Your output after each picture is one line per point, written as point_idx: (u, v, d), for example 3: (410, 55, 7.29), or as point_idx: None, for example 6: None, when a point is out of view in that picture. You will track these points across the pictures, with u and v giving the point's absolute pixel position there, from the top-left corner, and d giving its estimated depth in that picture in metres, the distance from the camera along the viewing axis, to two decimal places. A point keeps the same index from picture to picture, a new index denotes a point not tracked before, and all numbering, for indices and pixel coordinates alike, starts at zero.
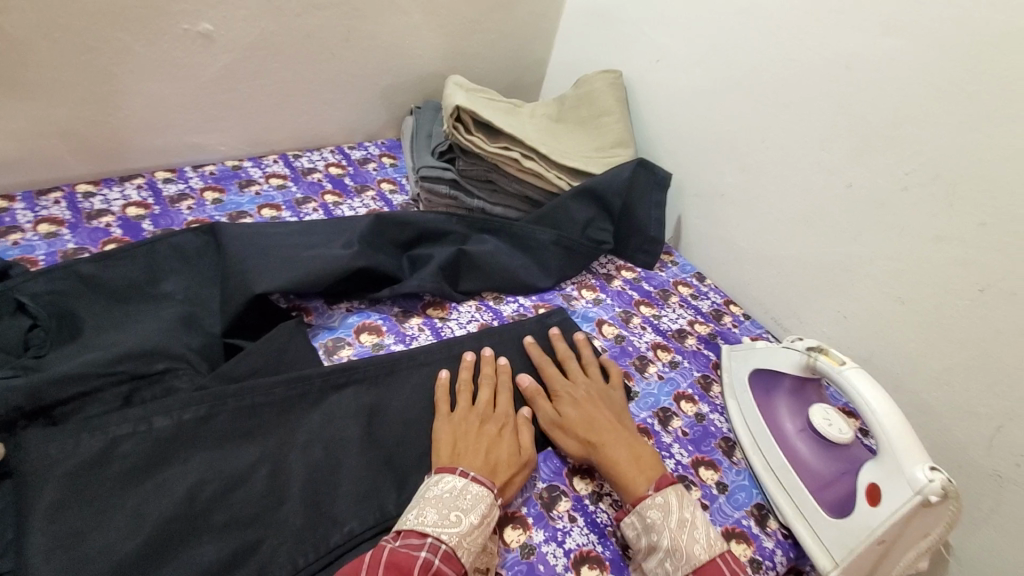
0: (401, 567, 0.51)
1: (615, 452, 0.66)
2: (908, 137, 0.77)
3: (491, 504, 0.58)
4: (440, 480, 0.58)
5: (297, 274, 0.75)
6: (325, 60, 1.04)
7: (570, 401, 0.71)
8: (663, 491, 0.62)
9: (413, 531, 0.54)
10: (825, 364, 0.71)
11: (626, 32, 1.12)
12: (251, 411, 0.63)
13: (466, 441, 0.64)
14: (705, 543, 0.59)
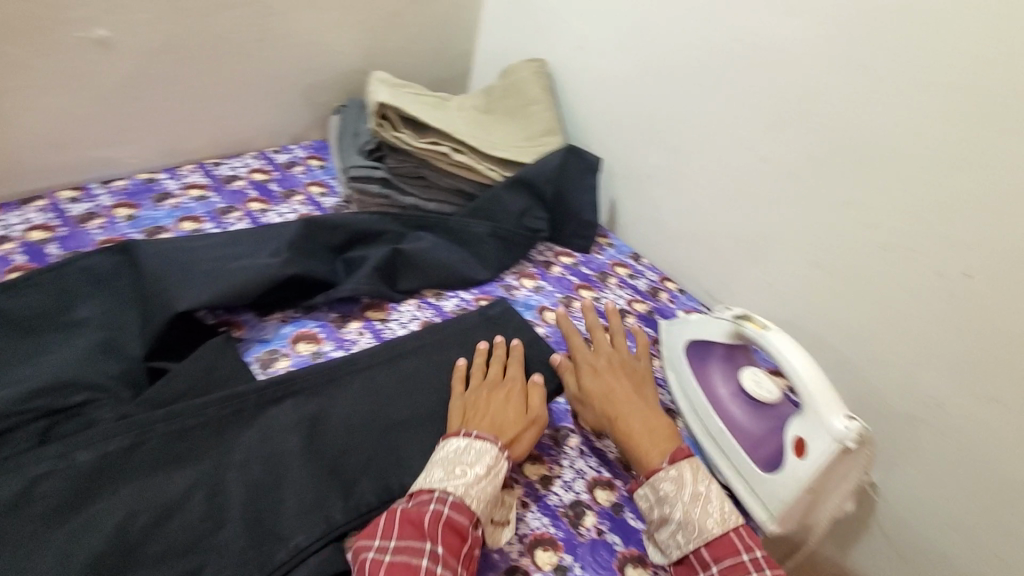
0: (413, 520, 0.55)
1: (631, 424, 0.69)
2: (809, 110, 0.82)
3: (498, 455, 0.61)
4: (447, 444, 0.62)
5: (224, 287, 0.72)
6: (239, 63, 1.00)
7: (590, 373, 0.74)
8: (678, 464, 0.64)
9: (423, 489, 0.58)
10: (751, 330, 0.74)
11: (546, 21, 1.13)
12: (181, 435, 0.61)
13: (475, 409, 0.68)
14: (718, 517, 0.61)
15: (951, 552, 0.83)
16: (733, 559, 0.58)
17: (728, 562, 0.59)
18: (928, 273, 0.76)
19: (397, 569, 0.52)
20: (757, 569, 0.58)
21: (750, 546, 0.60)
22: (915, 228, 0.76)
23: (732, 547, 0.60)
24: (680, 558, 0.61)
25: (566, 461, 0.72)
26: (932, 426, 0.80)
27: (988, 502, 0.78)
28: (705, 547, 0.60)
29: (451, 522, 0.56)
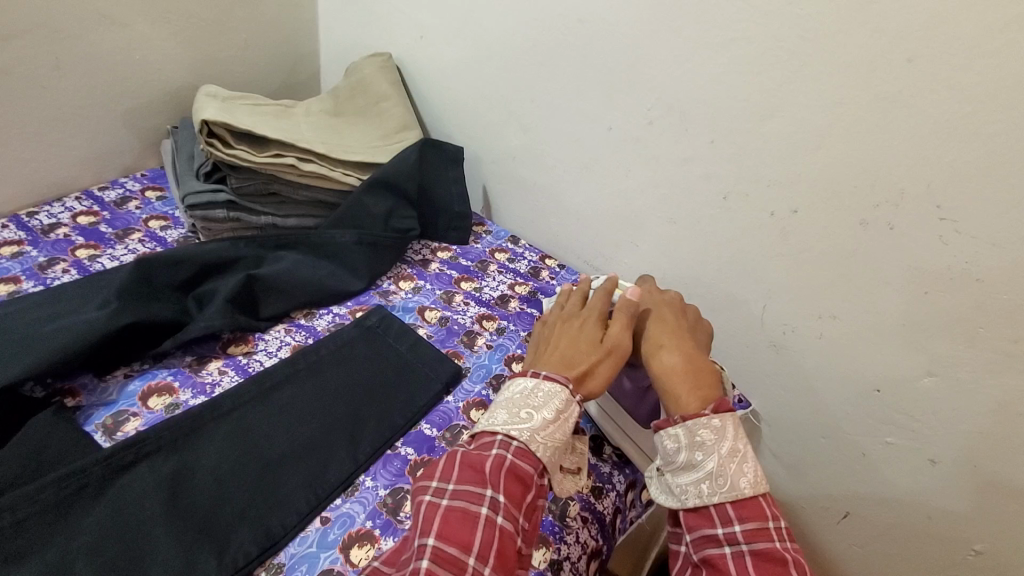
0: (474, 465, 0.54)
1: (680, 363, 0.64)
2: (641, 76, 0.85)
3: (567, 399, 0.60)
4: (512, 384, 0.62)
5: (41, 353, 0.64)
6: (32, 96, 0.87)
7: (654, 311, 0.71)
8: (722, 416, 0.59)
9: (486, 431, 0.58)
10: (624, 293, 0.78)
11: (383, 12, 1.09)
12: (13, 530, 0.54)
13: (552, 343, 0.67)
14: (753, 480, 0.56)
15: (825, 455, 0.93)
16: (758, 523, 0.54)
17: (752, 525, 0.54)
18: (765, 214, 0.83)
19: (452, 518, 0.51)
20: (782, 541, 0.53)
21: (777, 516, 0.55)
22: (747, 174, 0.82)
23: (760, 512, 0.55)
24: (697, 506, 0.56)
25: None
26: (792, 349, 0.89)
27: (846, 405, 0.87)
28: (732, 504, 0.55)
29: (514, 468, 0.55)
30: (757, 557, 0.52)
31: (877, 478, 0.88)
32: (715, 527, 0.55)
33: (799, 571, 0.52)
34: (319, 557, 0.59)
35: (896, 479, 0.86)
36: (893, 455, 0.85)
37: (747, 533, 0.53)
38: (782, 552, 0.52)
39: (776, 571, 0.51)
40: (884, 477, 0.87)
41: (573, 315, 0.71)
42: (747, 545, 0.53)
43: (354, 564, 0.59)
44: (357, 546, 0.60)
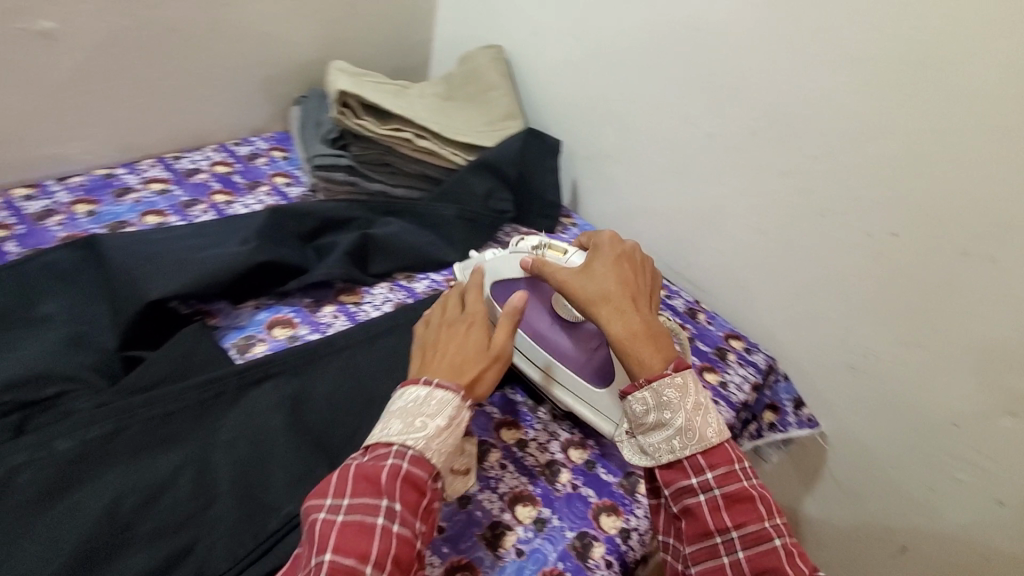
0: (368, 476, 0.50)
1: (639, 324, 0.64)
2: (750, 87, 0.88)
3: (459, 406, 0.55)
4: (405, 393, 0.55)
5: (195, 275, 0.72)
6: (192, 54, 0.98)
7: (604, 270, 0.68)
8: (683, 373, 0.61)
9: (380, 442, 0.52)
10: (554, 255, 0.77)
11: (500, 8, 1.16)
12: (164, 421, 0.61)
13: (437, 347, 0.60)
14: (717, 428, 0.60)
15: (889, 484, 0.93)
16: (726, 469, 0.58)
17: (722, 470, 0.58)
18: (860, 233, 0.84)
19: (349, 531, 0.47)
20: (748, 478, 0.58)
21: (741, 456, 0.59)
22: (846, 193, 0.84)
23: (727, 457, 0.59)
24: (670, 462, 0.59)
25: (540, 424, 0.76)
26: (869, 374, 0.90)
27: (917, 436, 0.87)
28: (702, 454, 0.58)
29: (411, 478, 0.50)
30: (728, 499, 0.57)
31: (940, 513, 0.88)
32: (689, 478, 0.58)
33: (763, 506, 0.57)
34: None
35: (963, 517, 0.85)
36: (960, 491, 0.84)
37: (718, 479, 0.57)
38: (749, 489, 0.57)
39: (747, 509, 0.56)
40: (951, 513, 0.86)
41: (455, 315, 0.64)
42: (718, 489, 0.57)
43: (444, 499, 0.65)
44: None
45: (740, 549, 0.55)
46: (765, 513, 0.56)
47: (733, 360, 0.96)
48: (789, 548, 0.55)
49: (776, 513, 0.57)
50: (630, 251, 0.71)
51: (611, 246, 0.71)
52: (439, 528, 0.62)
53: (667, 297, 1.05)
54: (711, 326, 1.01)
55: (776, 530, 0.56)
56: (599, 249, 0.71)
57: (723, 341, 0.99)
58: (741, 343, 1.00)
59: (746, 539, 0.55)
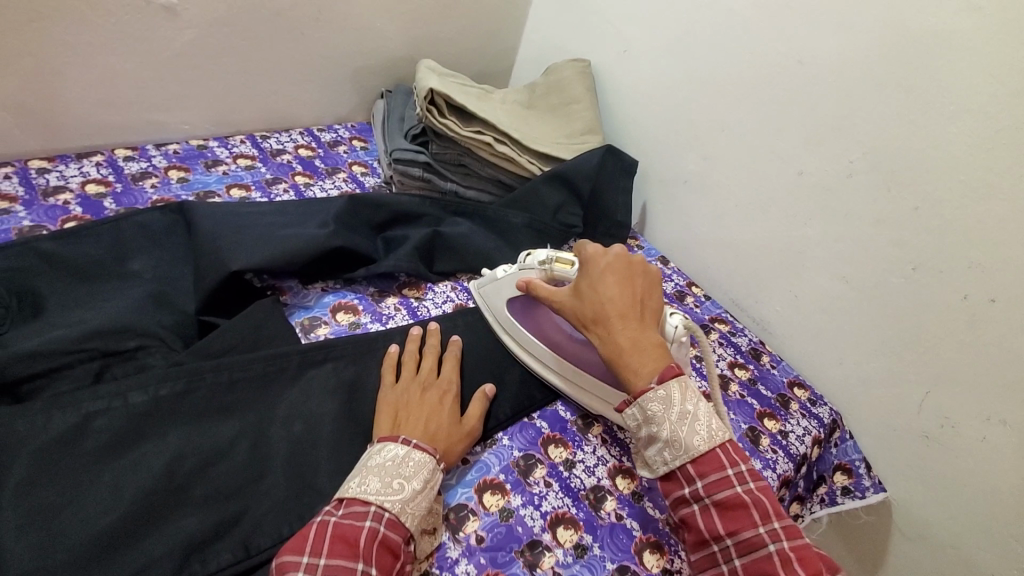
0: (346, 536, 0.49)
1: (622, 340, 0.63)
2: (851, 128, 0.84)
3: (434, 469, 0.57)
4: (381, 449, 0.56)
5: (274, 250, 0.74)
6: (293, 40, 1.01)
7: (585, 286, 0.67)
8: (667, 383, 0.59)
9: (355, 499, 0.52)
10: (564, 270, 0.72)
11: (593, 22, 1.15)
12: (229, 388, 0.61)
13: (408, 410, 0.62)
14: (706, 436, 0.58)
15: (954, 568, 0.86)
16: (716, 475, 0.56)
17: (713, 477, 0.56)
18: (955, 296, 0.78)
19: None
20: (742, 483, 0.55)
21: (735, 461, 0.57)
22: (945, 251, 0.78)
23: (717, 463, 0.57)
24: (666, 473, 0.59)
25: (589, 446, 0.74)
26: (947, 446, 0.83)
27: (993, 521, 0.80)
28: (691, 463, 0.57)
29: (386, 542, 0.51)
30: (719, 507, 0.55)
31: None
32: (683, 488, 0.58)
33: (758, 511, 0.54)
34: (456, 491, 0.64)
35: None
36: None
37: (708, 487, 0.56)
38: (742, 495, 0.55)
39: (740, 516, 0.54)
40: None
41: (428, 382, 0.67)
42: (708, 497, 0.56)
43: (486, 508, 0.63)
44: (490, 492, 0.65)
45: (735, 556, 0.54)
46: (759, 518, 0.54)
47: (796, 410, 0.90)
48: (785, 554, 0.51)
49: (775, 517, 0.54)
50: (618, 258, 0.68)
51: (594, 256, 0.69)
52: (479, 537, 0.61)
53: (730, 333, 1.01)
54: (775, 370, 0.96)
55: (771, 535, 0.53)
56: (585, 259, 0.70)
57: (786, 387, 0.94)
58: (806, 393, 0.94)
59: (740, 545, 0.54)
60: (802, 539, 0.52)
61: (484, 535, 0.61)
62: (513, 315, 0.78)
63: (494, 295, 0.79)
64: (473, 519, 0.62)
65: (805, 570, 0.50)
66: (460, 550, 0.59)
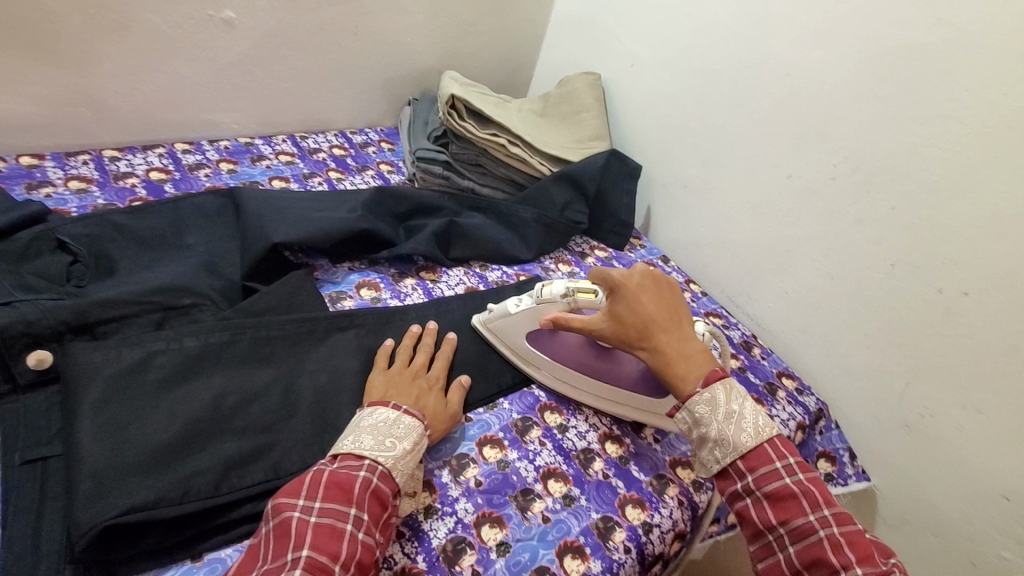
0: (340, 484, 0.54)
1: (670, 353, 0.68)
2: (835, 134, 0.91)
3: (422, 433, 0.62)
4: (373, 412, 0.61)
5: (308, 230, 0.84)
6: (332, 51, 1.14)
7: (622, 307, 0.71)
8: (713, 387, 0.64)
9: (352, 454, 0.57)
10: (587, 299, 0.75)
11: (604, 39, 1.25)
12: (266, 341, 0.70)
13: (398, 389, 0.67)
14: (752, 432, 0.62)
15: (933, 554, 0.90)
16: (766, 469, 0.60)
17: (763, 471, 0.60)
18: (931, 289, 0.84)
19: (321, 531, 0.50)
20: (790, 475, 0.60)
21: (783, 455, 0.61)
22: (921, 247, 0.84)
23: (767, 458, 0.61)
24: (719, 471, 0.63)
25: (581, 415, 0.81)
26: (926, 435, 0.88)
27: (969, 506, 0.84)
28: (741, 459, 0.61)
29: (377, 492, 0.55)
30: (770, 498, 0.59)
31: None
32: (737, 484, 0.61)
33: (808, 501, 0.58)
34: (459, 442, 0.72)
35: None
36: (1010, 571, 0.81)
37: (759, 480, 0.60)
38: (792, 486, 0.59)
39: (790, 506, 0.58)
40: None
41: (418, 371, 0.72)
42: (760, 490, 0.60)
43: (485, 458, 0.71)
44: (490, 445, 0.72)
45: (790, 544, 0.58)
46: (808, 506, 0.58)
47: (782, 397, 0.96)
48: (834, 538, 0.56)
49: (824, 505, 0.58)
50: (644, 275, 0.73)
51: (622, 281, 0.72)
52: (477, 481, 0.68)
53: (724, 326, 1.07)
54: (765, 362, 1.02)
55: (822, 522, 0.57)
56: (611, 285, 0.73)
57: (775, 377, 1.00)
58: (793, 383, 1.00)
59: (793, 533, 0.57)
60: (849, 524, 0.57)
61: (482, 479, 0.69)
62: (532, 347, 0.80)
63: (510, 332, 0.80)
64: (473, 466, 0.70)
65: (855, 553, 0.54)
66: (460, 490, 0.67)
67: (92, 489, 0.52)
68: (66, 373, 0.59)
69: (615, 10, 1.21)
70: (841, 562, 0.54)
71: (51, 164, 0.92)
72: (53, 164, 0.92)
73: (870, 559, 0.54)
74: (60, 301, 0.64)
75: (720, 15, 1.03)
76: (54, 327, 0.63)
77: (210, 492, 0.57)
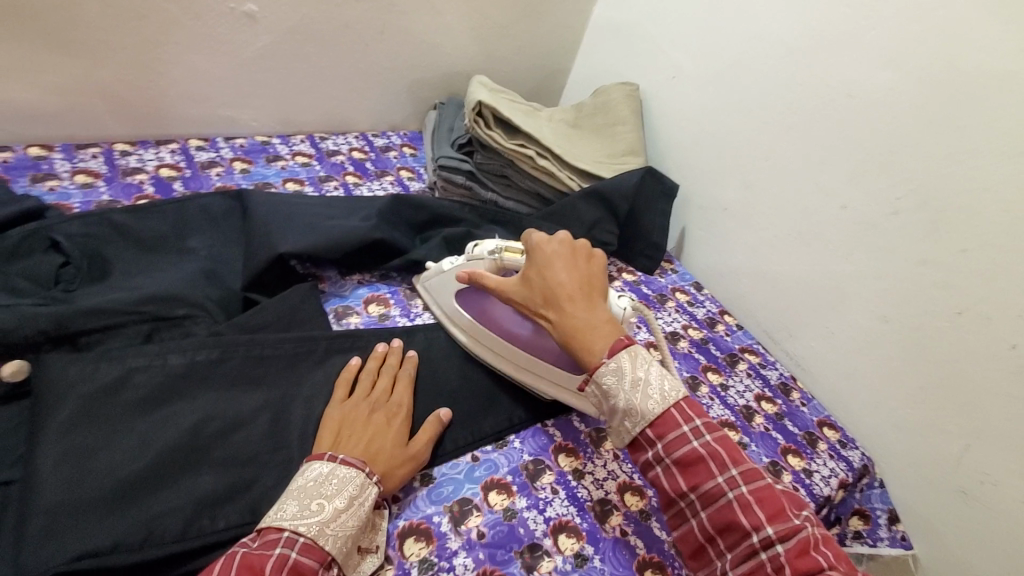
0: (252, 567, 0.44)
1: (577, 324, 0.62)
2: (900, 163, 0.82)
3: (363, 484, 0.53)
4: (305, 469, 0.52)
5: (317, 239, 0.78)
6: (357, 51, 1.09)
7: (535, 274, 0.67)
8: (617, 356, 0.58)
9: (270, 526, 0.47)
10: (513, 258, 0.73)
11: (645, 48, 1.18)
12: (259, 362, 0.64)
13: (351, 428, 0.58)
14: (659, 398, 0.56)
15: None
16: (674, 435, 0.55)
17: (672, 437, 0.55)
18: (1002, 344, 0.74)
19: None
20: (698, 438, 0.55)
21: (690, 417, 0.56)
22: (993, 296, 0.74)
23: (673, 422, 0.55)
24: (631, 442, 0.57)
25: (600, 460, 0.73)
26: (986, 506, 0.78)
27: None
28: (649, 428, 0.56)
29: (299, 569, 0.45)
30: (679, 464, 0.55)
31: None
32: (648, 453, 0.56)
33: (716, 462, 0.54)
34: (463, 486, 0.65)
35: None
36: None
37: (668, 448, 0.55)
38: (699, 449, 0.54)
39: (699, 470, 0.54)
40: None
41: (378, 401, 0.63)
42: (669, 458, 0.55)
43: (490, 505, 0.64)
44: (496, 491, 0.65)
45: (701, 509, 0.54)
46: (717, 468, 0.54)
47: (823, 450, 0.87)
48: (744, 499, 0.52)
49: (732, 464, 0.54)
50: (564, 244, 0.69)
51: (539, 246, 0.69)
52: (480, 532, 0.61)
53: (760, 365, 0.98)
54: (804, 408, 0.93)
55: (731, 483, 0.53)
56: (530, 249, 0.70)
57: (815, 427, 0.90)
58: (836, 435, 0.91)
59: (704, 498, 0.54)
60: (760, 478, 0.53)
61: (484, 530, 0.62)
62: (461, 306, 0.78)
63: (440, 289, 0.79)
64: (476, 514, 0.63)
65: (765, 511, 0.51)
66: (460, 543, 0.60)
67: (43, 528, 0.47)
68: (36, 389, 0.54)
69: (659, 18, 1.14)
70: (751, 524, 0.51)
71: (59, 156, 0.89)
72: (61, 156, 0.89)
73: (781, 514, 0.51)
74: (43, 308, 0.60)
75: (773, 27, 0.95)
76: (31, 337, 0.58)
77: (177, 536, 0.50)
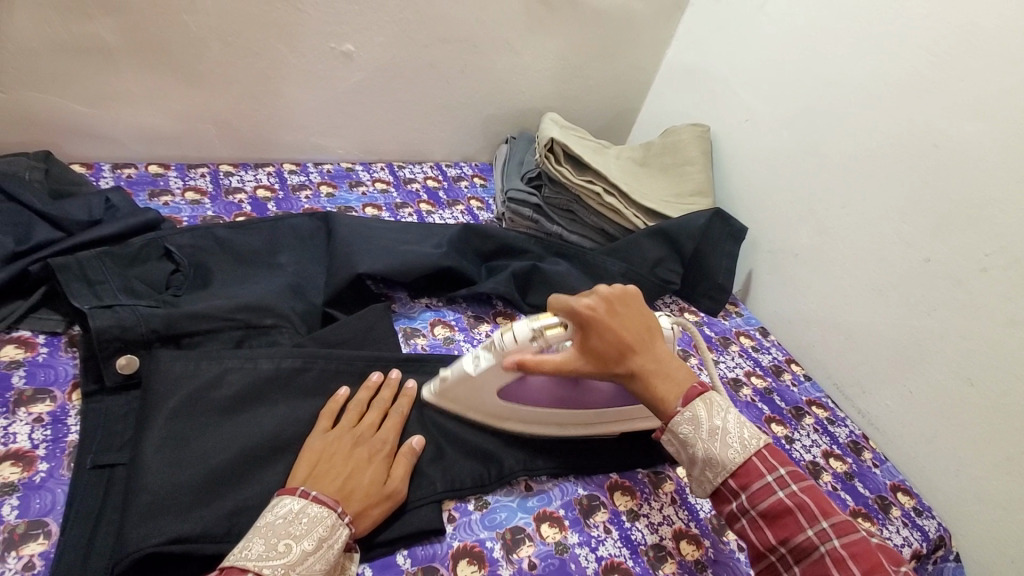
0: None
1: (648, 373, 0.60)
2: (989, 218, 0.78)
3: (333, 524, 0.51)
4: (275, 505, 0.52)
5: (393, 262, 0.83)
6: (439, 87, 1.16)
7: (589, 331, 0.62)
8: (694, 404, 0.57)
9: (233, 566, 0.46)
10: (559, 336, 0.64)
11: (717, 91, 1.19)
12: (335, 376, 0.67)
13: (329, 462, 0.57)
14: (740, 447, 0.55)
15: None
16: (758, 485, 0.53)
17: (756, 487, 0.53)
18: None
19: None
20: (784, 488, 0.53)
21: (773, 466, 0.54)
22: None
23: (756, 471, 0.54)
24: (714, 492, 0.56)
25: (656, 502, 0.71)
26: None
27: None
28: (731, 477, 0.54)
29: None
30: (766, 516, 0.52)
31: None
32: (731, 503, 0.55)
33: (805, 514, 0.51)
34: (516, 515, 0.66)
35: None
36: None
37: (753, 498, 0.53)
38: (786, 500, 0.52)
39: (788, 522, 0.52)
40: None
41: (363, 435, 0.62)
42: (755, 509, 0.53)
43: (542, 537, 0.64)
44: (548, 523, 0.65)
45: (793, 564, 0.51)
46: (806, 521, 0.51)
47: (897, 517, 0.81)
48: (837, 553, 0.49)
49: (823, 515, 0.51)
50: (608, 292, 0.65)
51: (587, 303, 0.63)
52: (531, 563, 0.62)
53: (828, 421, 0.94)
54: (877, 470, 0.88)
55: (822, 536, 0.50)
56: (575, 314, 0.63)
57: (888, 491, 0.85)
58: (911, 501, 0.85)
59: (795, 552, 0.51)
60: (853, 532, 0.50)
61: (536, 561, 0.62)
62: (503, 402, 0.68)
63: (474, 395, 0.67)
64: (528, 544, 0.63)
65: (861, 566, 0.48)
66: (512, 571, 0.61)
67: (145, 505, 0.52)
68: (147, 381, 0.60)
69: (735, 61, 1.15)
70: None
71: (174, 174, 0.99)
72: (175, 175, 0.99)
73: (880, 569, 0.48)
74: (155, 310, 0.67)
75: (854, 75, 0.94)
76: (145, 335, 0.65)
77: None
